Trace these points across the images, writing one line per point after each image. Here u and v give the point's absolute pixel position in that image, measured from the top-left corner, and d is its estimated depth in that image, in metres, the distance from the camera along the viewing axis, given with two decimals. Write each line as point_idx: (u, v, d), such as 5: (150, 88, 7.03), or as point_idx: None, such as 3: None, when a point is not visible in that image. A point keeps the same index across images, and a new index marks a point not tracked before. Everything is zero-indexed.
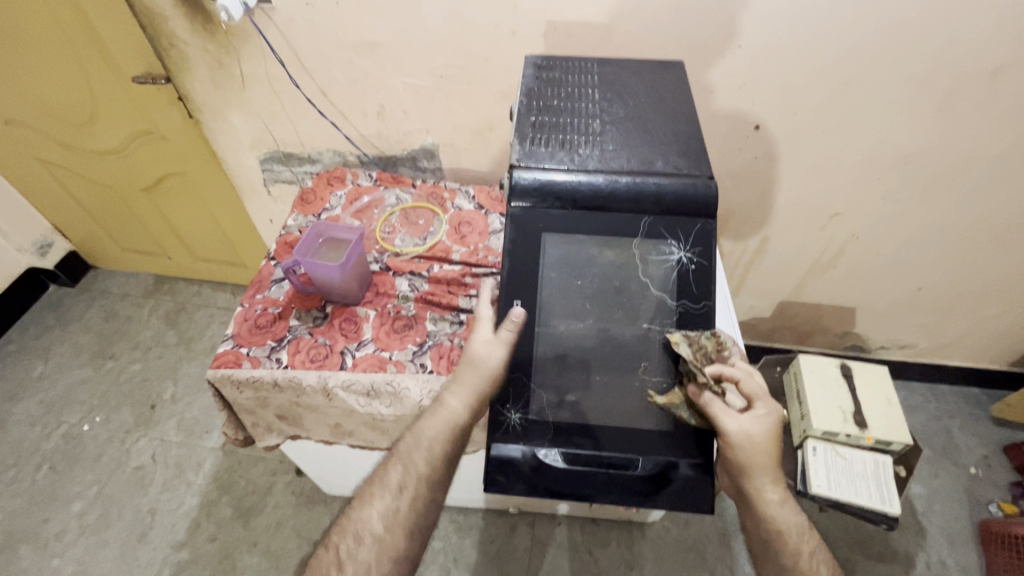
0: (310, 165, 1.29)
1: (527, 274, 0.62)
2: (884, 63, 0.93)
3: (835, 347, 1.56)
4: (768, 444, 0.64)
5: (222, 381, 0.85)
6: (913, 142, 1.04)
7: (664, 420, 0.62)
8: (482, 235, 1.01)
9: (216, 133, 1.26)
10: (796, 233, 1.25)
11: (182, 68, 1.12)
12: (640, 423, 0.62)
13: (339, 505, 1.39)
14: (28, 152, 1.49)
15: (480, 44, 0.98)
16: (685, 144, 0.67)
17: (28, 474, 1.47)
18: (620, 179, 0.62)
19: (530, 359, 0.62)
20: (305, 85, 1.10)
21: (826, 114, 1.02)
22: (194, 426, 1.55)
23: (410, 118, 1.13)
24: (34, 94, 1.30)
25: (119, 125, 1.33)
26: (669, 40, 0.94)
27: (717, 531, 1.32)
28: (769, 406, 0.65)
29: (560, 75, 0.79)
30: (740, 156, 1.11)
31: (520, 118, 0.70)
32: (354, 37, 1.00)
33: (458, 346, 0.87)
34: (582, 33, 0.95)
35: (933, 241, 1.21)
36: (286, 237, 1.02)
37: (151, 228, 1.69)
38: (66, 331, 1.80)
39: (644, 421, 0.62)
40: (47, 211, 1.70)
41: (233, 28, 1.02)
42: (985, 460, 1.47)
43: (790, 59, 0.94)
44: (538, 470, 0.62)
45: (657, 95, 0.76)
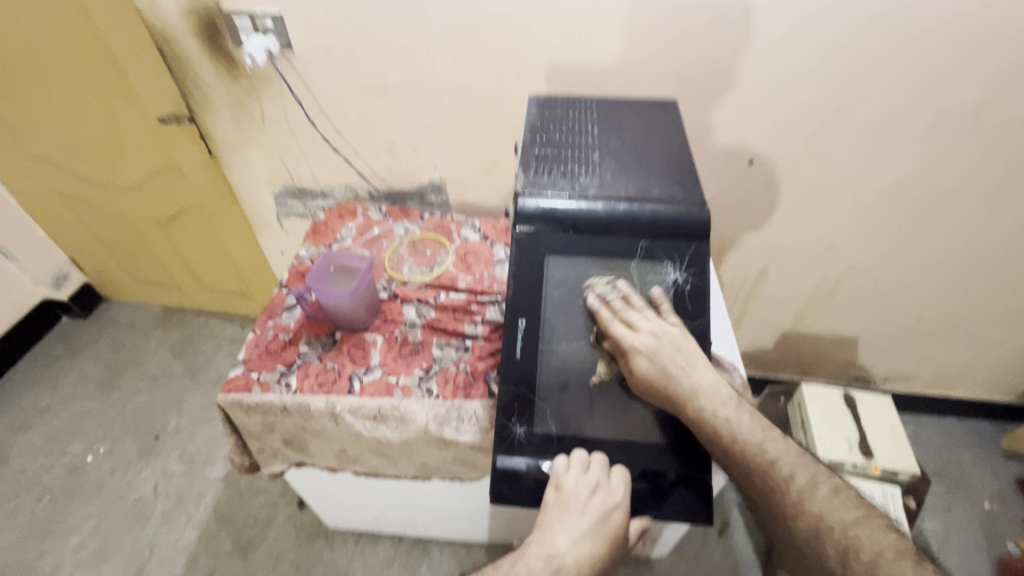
0: (322, 199, 1.34)
1: (530, 294, 0.64)
2: (868, 101, 0.98)
3: (840, 378, 1.56)
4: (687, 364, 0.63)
5: (232, 405, 0.86)
6: (902, 175, 1.08)
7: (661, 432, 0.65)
8: (487, 264, 1.05)
9: (233, 169, 1.32)
10: (793, 264, 1.28)
11: (205, 108, 1.18)
12: (640, 435, 0.65)
13: (340, 539, 1.37)
14: (51, 188, 1.56)
15: (487, 85, 1.05)
16: (680, 174, 0.71)
17: (28, 505, 1.46)
18: (618, 206, 0.65)
19: (533, 374, 0.64)
20: (321, 124, 1.16)
21: (817, 149, 1.07)
22: (197, 457, 1.55)
23: (419, 154, 1.19)
24: (63, 132, 1.37)
25: (141, 161, 1.40)
26: (665, 82, 1.00)
27: (725, 568, 1.28)
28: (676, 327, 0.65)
29: (561, 112, 0.84)
30: (735, 189, 1.16)
31: (525, 150, 0.74)
32: (368, 79, 1.07)
33: (463, 371, 0.89)
34: (583, 75, 1.02)
35: (930, 270, 1.24)
36: (298, 266, 1.05)
37: (164, 261, 1.74)
38: (74, 362, 1.82)
39: (645, 434, 0.65)
40: (65, 243, 1.76)
41: (256, 71, 1.09)
42: (999, 495, 1.44)
43: (778, 98, 1.00)
44: (543, 483, 0.63)
45: (653, 131, 0.81)
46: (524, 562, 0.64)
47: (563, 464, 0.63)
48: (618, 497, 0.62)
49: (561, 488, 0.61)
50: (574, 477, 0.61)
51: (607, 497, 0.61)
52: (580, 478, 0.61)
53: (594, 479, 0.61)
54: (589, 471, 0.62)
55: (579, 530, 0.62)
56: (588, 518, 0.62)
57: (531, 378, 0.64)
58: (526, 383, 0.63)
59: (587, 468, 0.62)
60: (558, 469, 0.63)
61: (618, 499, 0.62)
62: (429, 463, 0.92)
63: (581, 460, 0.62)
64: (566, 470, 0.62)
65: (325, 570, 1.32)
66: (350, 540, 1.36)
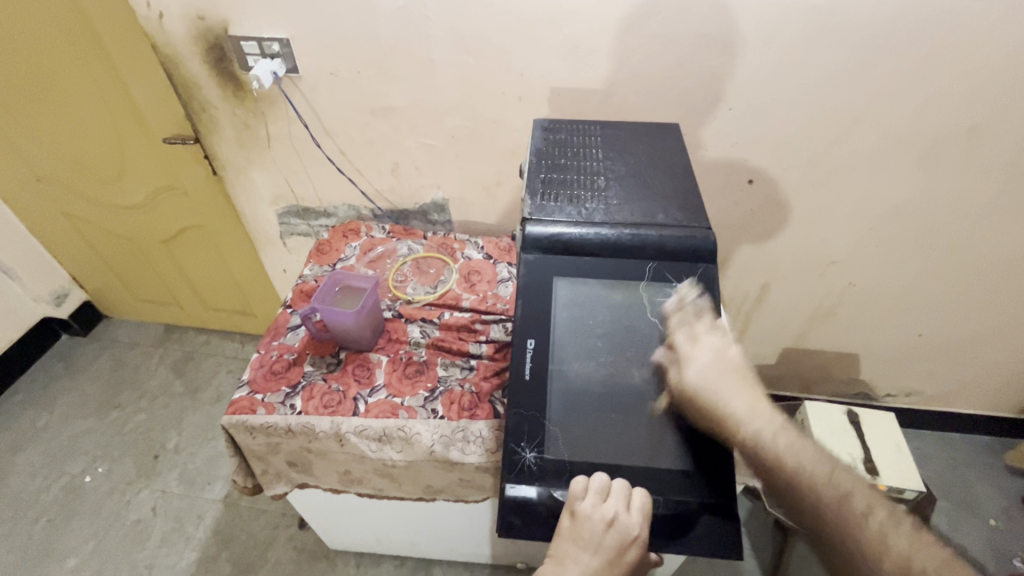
0: (325, 219, 1.35)
1: (538, 316, 0.64)
2: (865, 122, 1.00)
3: (842, 394, 1.56)
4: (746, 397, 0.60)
5: (237, 427, 0.86)
6: (901, 194, 1.10)
7: (687, 458, 0.58)
8: (490, 283, 1.06)
9: (237, 189, 1.33)
10: (795, 281, 1.29)
11: (211, 130, 1.20)
12: (660, 460, 0.59)
13: (341, 560, 1.35)
14: (56, 208, 1.57)
15: (489, 107, 1.06)
16: (684, 199, 0.72)
17: (26, 527, 1.44)
18: (624, 231, 0.66)
19: (541, 395, 0.61)
20: (325, 145, 1.17)
21: (815, 168, 1.08)
22: (197, 477, 1.54)
23: (423, 174, 1.20)
24: (69, 153, 1.39)
25: (145, 181, 1.41)
26: (665, 104, 1.02)
27: None
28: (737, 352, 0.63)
29: (566, 136, 0.86)
30: (735, 208, 1.17)
31: (531, 176, 0.75)
32: (372, 102, 1.08)
33: (468, 392, 0.88)
34: (584, 97, 1.03)
35: (930, 287, 1.25)
36: (302, 286, 1.06)
37: (165, 278, 1.74)
38: (74, 380, 1.81)
39: (660, 458, 0.59)
40: (68, 262, 1.76)
41: (262, 95, 1.10)
42: (1005, 512, 1.44)
43: (776, 118, 1.02)
44: (556, 512, 0.58)
45: (656, 155, 0.82)
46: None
47: (579, 487, 0.57)
48: (636, 531, 0.56)
49: (575, 516, 0.56)
50: (590, 504, 0.55)
51: (623, 530, 0.55)
52: (596, 506, 0.55)
53: (612, 508, 0.55)
54: (609, 498, 0.56)
55: (591, 567, 0.57)
56: (601, 555, 0.57)
57: (541, 401, 0.60)
58: (536, 404, 0.60)
59: (607, 495, 0.56)
60: (573, 494, 0.57)
61: (635, 534, 0.56)
62: (434, 485, 0.91)
63: (601, 485, 0.57)
64: (583, 494, 0.56)
65: None
66: (352, 562, 1.35)
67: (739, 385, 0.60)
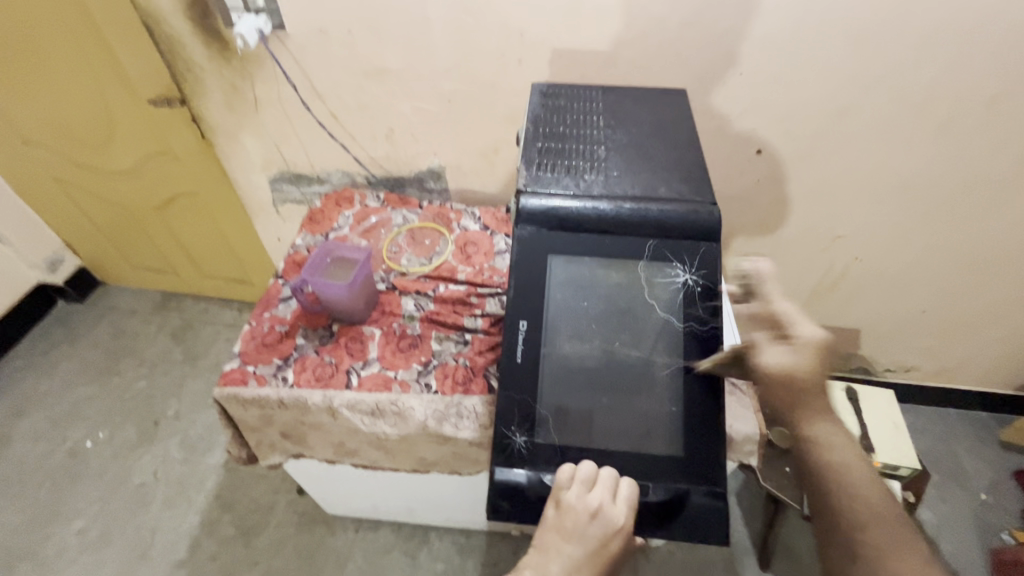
0: (318, 185, 1.31)
1: (531, 297, 0.62)
2: (882, 91, 0.95)
3: (841, 369, 1.55)
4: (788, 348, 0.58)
5: (228, 399, 0.85)
6: (915, 167, 1.05)
7: (677, 445, 0.59)
8: (487, 255, 1.03)
9: (227, 154, 1.29)
10: (799, 255, 1.26)
11: (197, 92, 1.15)
12: (650, 447, 0.59)
13: (339, 525, 1.38)
14: (44, 172, 1.52)
15: (487, 70, 1.01)
16: (688, 171, 0.68)
17: (31, 490, 1.47)
18: (624, 205, 0.63)
19: (533, 380, 0.60)
20: (316, 109, 1.13)
21: (827, 139, 1.04)
22: (197, 443, 1.55)
23: (418, 141, 1.16)
24: (54, 115, 1.34)
25: (133, 145, 1.36)
26: (672, 68, 0.97)
27: (723, 556, 1.29)
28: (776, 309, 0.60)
29: (565, 102, 0.81)
30: (742, 179, 1.13)
31: (527, 144, 0.71)
32: (364, 63, 1.03)
33: (462, 366, 0.87)
34: (587, 60, 0.98)
35: (937, 264, 1.22)
36: (294, 256, 1.03)
37: (160, 245, 1.71)
38: (73, 346, 1.81)
39: (651, 445, 0.59)
40: (61, 228, 1.73)
41: (248, 54, 1.05)
42: (996, 486, 1.45)
43: (790, 85, 0.97)
44: (544, 497, 0.59)
45: (660, 122, 0.78)
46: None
47: (565, 477, 0.57)
48: (621, 521, 0.56)
49: (560, 505, 0.56)
50: (576, 495, 0.56)
51: (607, 520, 0.56)
52: (581, 497, 0.56)
53: (597, 499, 0.56)
54: (594, 488, 0.57)
55: (575, 559, 0.56)
56: (586, 545, 0.56)
57: (533, 384, 0.60)
58: (527, 388, 0.60)
59: (592, 486, 0.57)
60: (559, 483, 0.57)
61: (620, 524, 0.56)
62: (428, 458, 0.91)
63: (587, 475, 0.57)
64: (568, 484, 0.57)
65: (326, 555, 1.33)
66: (350, 526, 1.37)
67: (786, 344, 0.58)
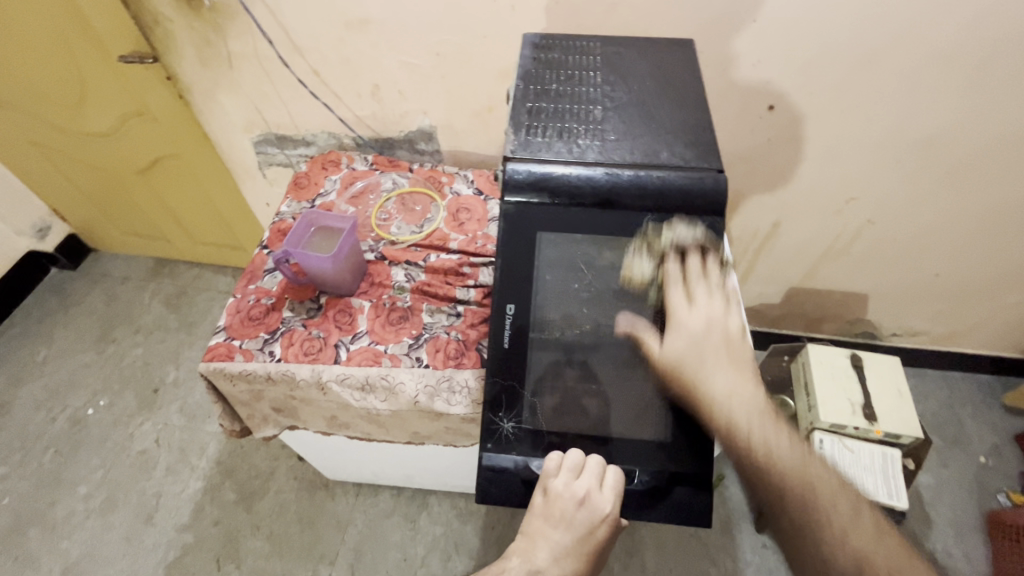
0: (304, 148, 1.25)
1: (519, 279, 0.59)
2: (909, 40, 0.87)
3: (846, 334, 1.52)
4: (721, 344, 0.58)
5: (215, 374, 0.83)
6: (940, 124, 0.98)
7: (665, 429, 0.59)
8: (480, 222, 0.98)
9: (207, 114, 1.22)
10: (808, 218, 1.21)
11: (168, 47, 1.07)
12: (639, 432, 0.59)
13: (340, 490, 1.40)
14: (21, 135, 1.46)
15: (478, 20, 0.93)
16: (693, 134, 0.63)
17: (35, 457, 1.49)
18: (622, 173, 0.57)
19: (521, 365, 0.59)
20: (296, 66, 1.05)
21: (846, 93, 0.96)
22: (197, 410, 1.56)
23: (406, 98, 1.08)
24: (22, 75, 1.26)
25: (109, 106, 1.29)
26: (680, 15, 0.89)
27: (719, 519, 1.31)
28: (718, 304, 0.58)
29: (560, 55, 0.74)
30: (753, 138, 1.06)
31: (517, 105, 0.65)
32: (344, 12, 0.95)
33: (454, 340, 0.84)
34: (587, 7, 0.89)
35: (954, 227, 1.16)
36: (279, 224, 0.99)
37: (148, 211, 1.66)
38: (68, 314, 1.80)
39: (640, 429, 0.59)
40: (45, 194, 1.68)
41: (218, 4, 0.97)
42: (996, 450, 1.44)
43: (806, 36, 0.89)
44: (531, 483, 0.60)
45: (665, 78, 0.71)
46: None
47: (553, 465, 0.58)
48: (607, 510, 0.58)
49: (548, 493, 0.58)
50: (563, 482, 0.57)
51: (594, 509, 0.58)
52: (568, 484, 0.57)
53: (583, 487, 0.57)
54: (581, 476, 0.58)
55: (562, 544, 0.60)
56: (573, 531, 0.60)
57: (521, 370, 0.59)
58: (516, 373, 0.59)
59: (580, 473, 0.58)
60: (547, 471, 0.58)
61: (606, 512, 0.58)
62: (422, 431, 0.90)
63: (575, 463, 0.58)
64: (556, 471, 0.58)
65: (328, 519, 1.35)
66: (351, 491, 1.39)
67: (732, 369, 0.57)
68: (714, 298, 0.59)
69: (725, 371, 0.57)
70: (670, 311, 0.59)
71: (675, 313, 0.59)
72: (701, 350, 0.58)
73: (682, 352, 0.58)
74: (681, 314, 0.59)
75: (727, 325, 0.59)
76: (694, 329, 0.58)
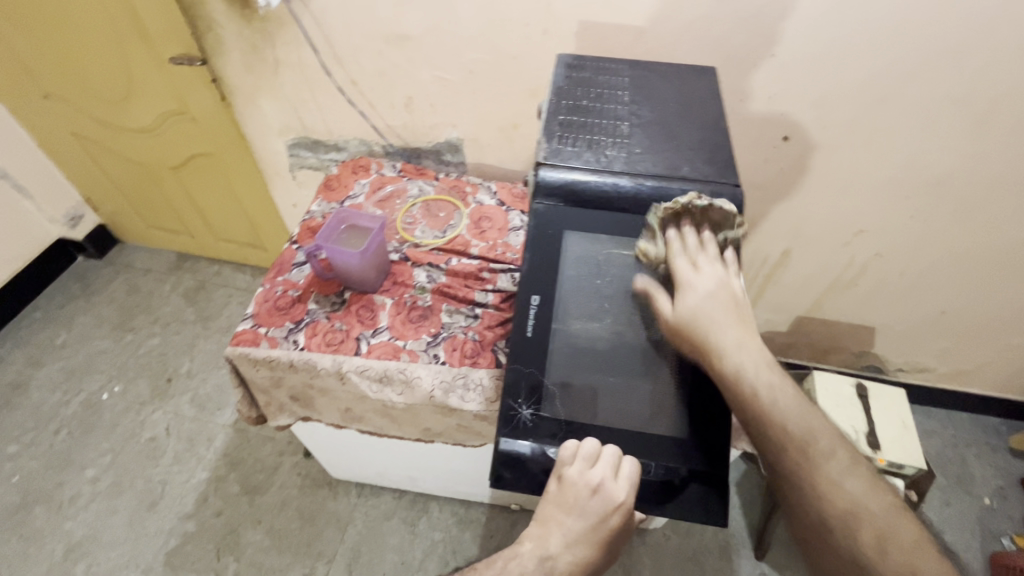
0: (335, 153, 1.31)
1: (545, 271, 0.62)
2: (919, 82, 0.92)
3: (852, 366, 1.53)
4: (733, 322, 0.58)
5: (240, 358, 0.86)
6: (947, 162, 1.02)
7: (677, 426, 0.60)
8: (501, 231, 1.03)
9: (246, 116, 1.28)
10: (817, 248, 1.24)
11: (217, 51, 1.14)
12: (651, 427, 0.60)
13: (342, 489, 1.41)
14: (64, 126, 1.53)
15: (511, 41, 0.99)
16: (713, 151, 0.67)
17: (47, 437, 1.52)
18: (645, 183, 0.62)
19: (542, 353, 0.61)
20: (336, 75, 1.11)
21: (858, 128, 1.00)
22: (207, 402, 1.59)
23: (437, 112, 1.14)
24: (74, 70, 1.34)
25: (152, 104, 1.36)
26: (701, 48, 0.94)
27: (717, 544, 1.31)
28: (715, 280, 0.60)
29: (591, 75, 0.79)
30: (767, 166, 1.10)
31: (549, 116, 0.70)
32: (386, 28, 1.01)
33: (471, 340, 0.87)
34: (615, 36, 0.95)
35: (961, 265, 1.19)
36: (309, 222, 1.03)
37: (176, 206, 1.73)
38: (90, 301, 1.85)
39: (653, 423, 0.61)
40: (80, 184, 1.75)
41: (270, 15, 1.03)
42: (1000, 492, 1.44)
43: (819, 73, 0.94)
44: (547, 471, 0.61)
45: (688, 100, 0.76)
46: (518, 560, 0.64)
47: (569, 452, 0.59)
48: (621, 498, 0.59)
49: (562, 480, 0.59)
50: (577, 470, 0.58)
51: (607, 496, 0.58)
52: (582, 472, 0.58)
53: (598, 475, 0.58)
54: (596, 465, 0.58)
55: (574, 531, 0.62)
56: (586, 519, 0.61)
57: (541, 359, 0.61)
58: (536, 361, 0.61)
59: (595, 462, 0.59)
60: (562, 458, 0.59)
61: (620, 501, 0.59)
62: (432, 428, 0.92)
63: (590, 452, 0.59)
64: (571, 459, 0.59)
65: (328, 518, 1.36)
66: (353, 491, 1.41)
67: (747, 335, 0.58)
68: (714, 268, 0.60)
69: (739, 334, 0.58)
70: (675, 266, 0.61)
71: (680, 274, 0.60)
72: (708, 311, 0.58)
73: (694, 311, 0.59)
74: (689, 274, 0.60)
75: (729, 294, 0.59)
76: (698, 294, 0.59)
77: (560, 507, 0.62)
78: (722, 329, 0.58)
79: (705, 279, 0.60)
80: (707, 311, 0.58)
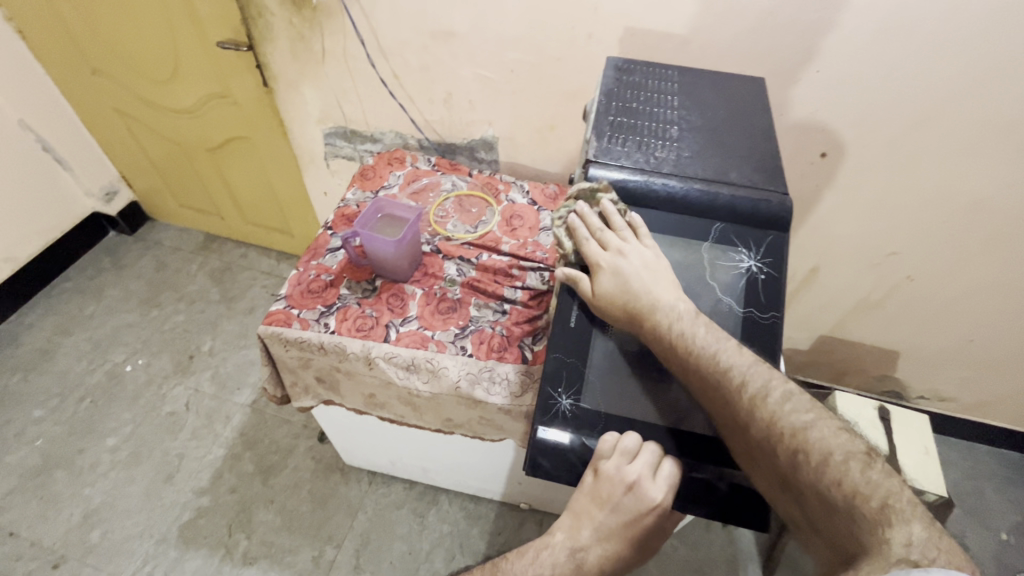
0: (371, 144, 1.33)
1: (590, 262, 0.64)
2: (965, 105, 0.91)
3: (872, 390, 1.51)
4: (651, 281, 0.59)
5: (272, 337, 0.88)
6: (988, 188, 1.00)
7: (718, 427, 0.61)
8: (531, 229, 1.04)
9: (286, 103, 1.31)
10: (845, 267, 1.23)
11: (265, 37, 1.17)
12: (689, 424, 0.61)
13: (354, 476, 1.43)
14: (109, 102, 1.58)
15: (554, 43, 1.00)
16: (762, 159, 0.67)
17: (72, 404, 1.55)
18: (694, 185, 0.63)
19: (584, 345, 0.64)
20: (380, 67, 1.13)
21: (898, 148, 1.00)
22: (227, 381, 1.61)
23: (475, 109, 1.16)
24: (124, 48, 1.38)
25: (196, 85, 1.40)
26: (744, 59, 0.95)
27: (725, 559, 1.29)
28: (632, 249, 0.61)
29: (641, 79, 0.80)
30: (801, 182, 1.10)
31: (600, 116, 0.71)
32: (433, 24, 1.03)
33: (498, 335, 0.88)
34: (658, 43, 0.96)
35: (993, 294, 1.17)
36: (343, 210, 1.05)
37: (209, 188, 1.76)
38: (119, 275, 1.89)
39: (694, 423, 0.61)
40: (118, 159, 1.80)
41: (321, 5, 1.06)
42: (1018, 528, 1.41)
43: (862, 91, 0.94)
44: (583, 463, 0.62)
45: (737, 109, 0.76)
46: (550, 551, 0.65)
47: (608, 445, 0.60)
48: (657, 499, 0.59)
49: (598, 473, 0.60)
50: (614, 465, 0.59)
51: (643, 495, 0.59)
52: (620, 468, 0.59)
53: (635, 472, 0.59)
54: (634, 462, 0.59)
55: (607, 526, 0.61)
56: (620, 515, 0.61)
57: (583, 352, 0.64)
58: (579, 352, 0.63)
59: (633, 458, 0.60)
60: (600, 452, 0.60)
61: (657, 501, 0.59)
62: (454, 419, 0.93)
63: (629, 448, 0.59)
64: (610, 453, 0.60)
65: (338, 503, 1.38)
66: (364, 479, 1.42)
67: (670, 291, 0.59)
68: (625, 238, 0.62)
69: (664, 294, 0.59)
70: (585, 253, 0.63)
71: (590, 258, 0.63)
72: (626, 276, 0.60)
73: (616, 280, 0.60)
74: (596, 254, 0.62)
75: (648, 258, 0.61)
76: (615, 263, 0.61)
77: (593, 501, 0.62)
78: (643, 288, 0.59)
79: (616, 247, 0.62)
80: (629, 276, 0.60)
